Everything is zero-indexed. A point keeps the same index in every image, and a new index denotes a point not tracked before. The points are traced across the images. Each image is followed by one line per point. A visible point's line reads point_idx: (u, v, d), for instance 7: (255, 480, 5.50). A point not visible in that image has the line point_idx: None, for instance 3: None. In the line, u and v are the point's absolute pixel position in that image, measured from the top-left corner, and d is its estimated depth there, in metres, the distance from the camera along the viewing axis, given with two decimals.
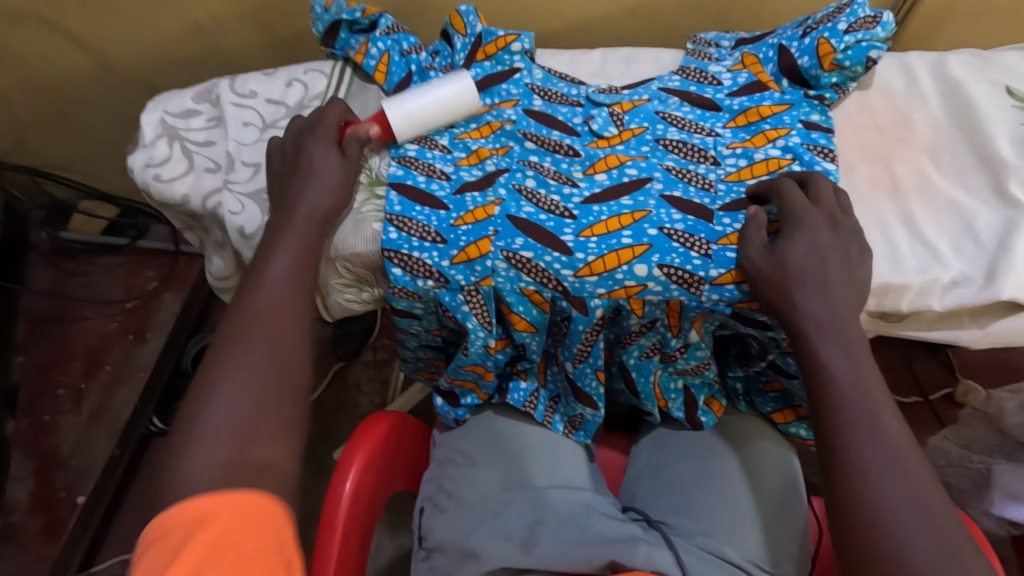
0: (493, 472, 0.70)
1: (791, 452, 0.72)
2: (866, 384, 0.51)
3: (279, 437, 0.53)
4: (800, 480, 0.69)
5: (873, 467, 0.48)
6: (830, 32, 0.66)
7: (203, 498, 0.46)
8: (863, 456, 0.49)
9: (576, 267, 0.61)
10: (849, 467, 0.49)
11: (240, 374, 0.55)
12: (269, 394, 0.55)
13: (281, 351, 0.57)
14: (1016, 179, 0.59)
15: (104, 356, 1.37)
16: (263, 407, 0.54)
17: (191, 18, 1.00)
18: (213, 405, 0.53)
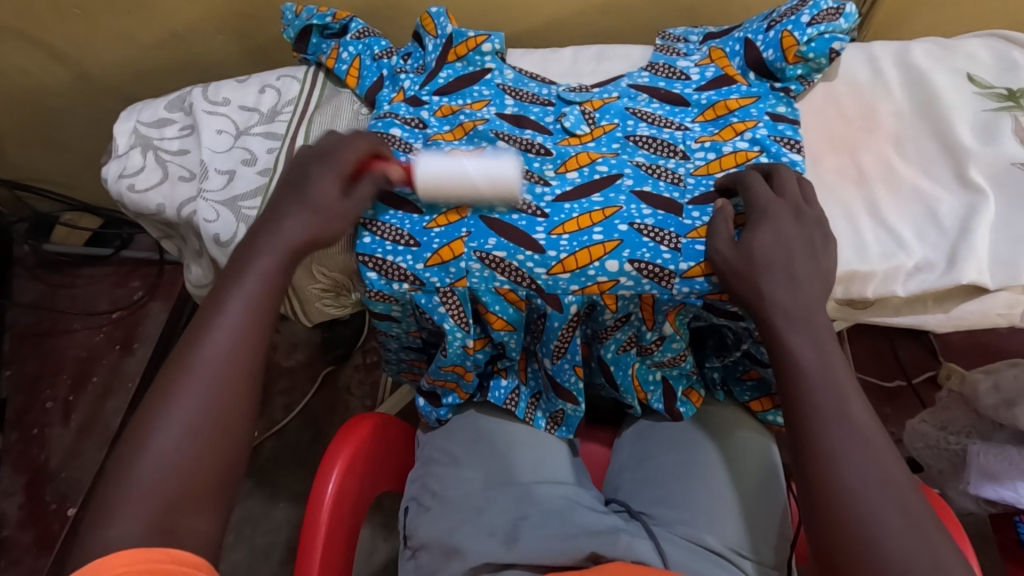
0: (477, 470, 0.70)
1: (769, 439, 0.72)
2: (833, 371, 0.52)
3: (207, 503, 0.50)
4: (780, 467, 0.70)
5: (841, 453, 0.49)
6: (793, 25, 0.67)
7: (124, 554, 0.45)
8: (831, 444, 0.50)
9: (549, 265, 0.62)
10: (819, 454, 0.50)
11: (182, 421, 0.52)
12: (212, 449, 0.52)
13: (230, 393, 0.54)
14: (977, 165, 0.60)
15: (92, 368, 1.37)
16: (208, 461, 0.51)
17: (165, 28, 1.00)
18: (148, 455, 0.50)
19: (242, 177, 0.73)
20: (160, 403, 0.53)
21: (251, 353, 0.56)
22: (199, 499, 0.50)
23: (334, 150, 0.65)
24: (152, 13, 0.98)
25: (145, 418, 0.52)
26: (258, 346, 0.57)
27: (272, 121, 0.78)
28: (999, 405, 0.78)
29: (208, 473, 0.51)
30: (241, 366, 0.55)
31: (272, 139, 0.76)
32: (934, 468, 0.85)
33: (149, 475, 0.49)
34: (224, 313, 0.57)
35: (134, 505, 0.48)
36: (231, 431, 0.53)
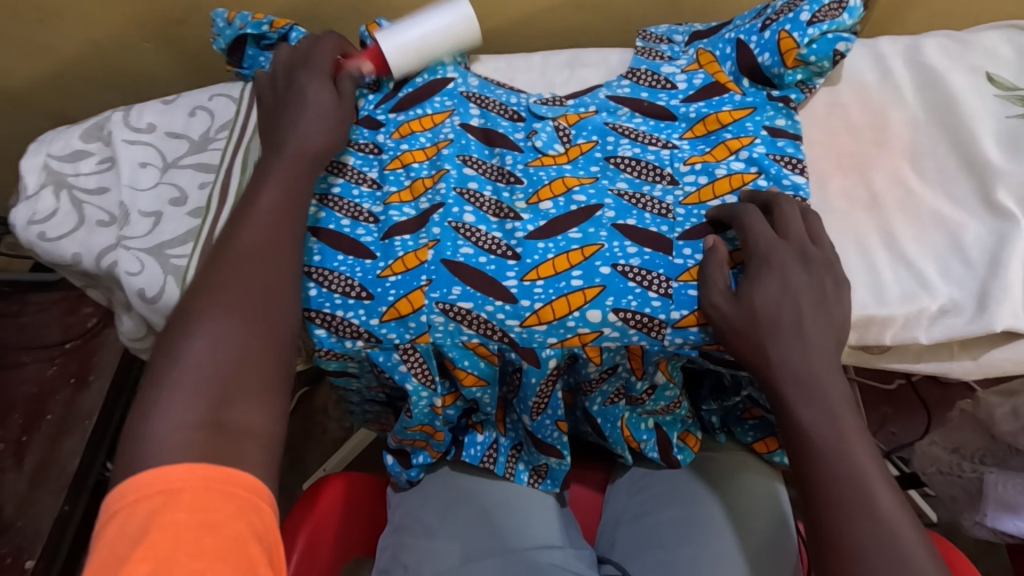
0: (452, 540, 0.63)
1: (777, 480, 0.66)
2: (850, 445, 0.45)
3: (258, 396, 0.46)
4: (790, 515, 0.63)
5: (864, 546, 0.43)
6: (791, 24, 0.58)
7: (179, 466, 0.40)
8: (851, 536, 0.43)
9: (521, 316, 0.54)
10: (839, 548, 0.43)
11: (220, 312, 0.48)
12: (253, 344, 0.48)
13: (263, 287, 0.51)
14: (1005, 185, 0.52)
15: (45, 405, 1.27)
16: (248, 352, 0.47)
17: (86, 37, 0.89)
18: (187, 348, 0.46)
19: (170, 219, 0.63)
20: (193, 302, 0.49)
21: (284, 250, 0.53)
22: (244, 392, 0.46)
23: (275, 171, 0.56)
24: (69, 23, 0.86)
25: (180, 319, 0.48)
26: (291, 251, 0.54)
27: (204, 149, 0.68)
28: (1018, 433, 0.71)
29: (253, 364, 0.47)
30: (275, 259, 0.52)
31: (204, 171, 0.66)
32: (947, 495, 0.80)
33: (190, 366, 0.45)
34: (254, 213, 0.54)
35: (181, 397, 0.44)
36: (273, 327, 0.50)
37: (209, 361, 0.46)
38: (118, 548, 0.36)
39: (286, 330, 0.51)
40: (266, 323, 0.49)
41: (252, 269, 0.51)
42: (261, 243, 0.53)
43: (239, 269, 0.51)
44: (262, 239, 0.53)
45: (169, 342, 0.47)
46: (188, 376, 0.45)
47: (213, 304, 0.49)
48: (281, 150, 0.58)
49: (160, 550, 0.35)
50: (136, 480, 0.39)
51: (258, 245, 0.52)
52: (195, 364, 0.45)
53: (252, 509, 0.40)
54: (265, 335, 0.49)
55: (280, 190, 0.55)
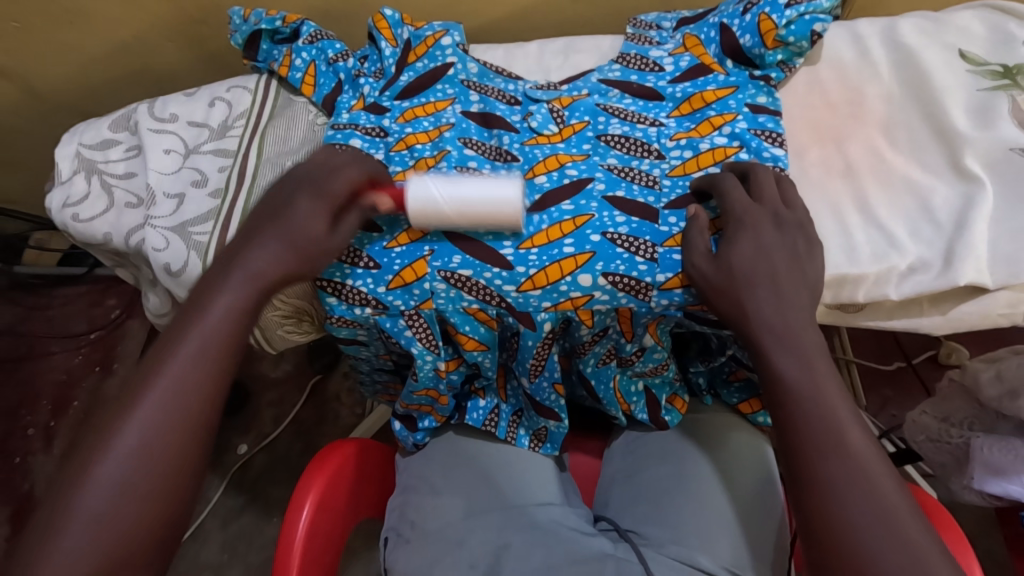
0: (455, 496, 0.67)
1: (763, 440, 0.69)
2: (825, 391, 0.49)
3: (143, 556, 0.47)
4: (777, 471, 0.67)
5: (837, 482, 0.46)
6: (770, 6, 0.62)
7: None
8: (827, 473, 0.46)
9: (518, 281, 0.58)
10: (814, 484, 0.47)
11: (123, 458, 0.48)
12: (152, 496, 0.48)
13: (174, 428, 0.50)
14: (973, 151, 0.56)
15: (73, 392, 1.33)
16: (143, 508, 0.48)
17: (112, 38, 0.94)
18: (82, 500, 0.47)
19: (193, 200, 0.68)
20: (109, 433, 0.49)
21: (206, 388, 0.51)
22: (129, 559, 0.47)
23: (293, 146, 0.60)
24: (96, 24, 0.92)
25: (93, 447, 0.49)
26: (218, 377, 0.52)
27: (223, 136, 0.73)
28: (1003, 397, 0.74)
29: (146, 525, 0.48)
30: (196, 395, 0.51)
31: (223, 155, 0.71)
32: (936, 462, 0.82)
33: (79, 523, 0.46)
34: (189, 332, 0.53)
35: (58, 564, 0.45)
36: (176, 475, 0.49)
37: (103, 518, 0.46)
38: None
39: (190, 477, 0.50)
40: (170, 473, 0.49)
41: (167, 407, 0.50)
42: (185, 376, 0.51)
43: (157, 405, 0.50)
44: (188, 371, 0.51)
45: (79, 467, 0.48)
46: (78, 532, 0.46)
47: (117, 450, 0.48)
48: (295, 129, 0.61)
49: None
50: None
51: (177, 386, 0.51)
52: (89, 522, 0.46)
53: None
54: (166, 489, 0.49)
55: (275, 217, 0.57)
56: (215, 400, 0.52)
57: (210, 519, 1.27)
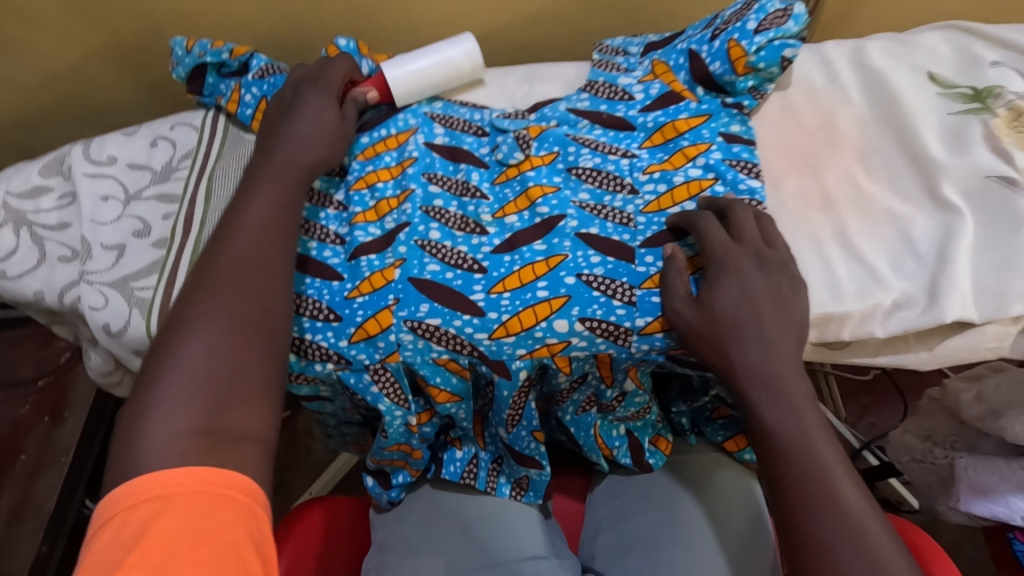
0: (435, 558, 0.63)
1: (751, 478, 0.68)
2: (815, 442, 0.46)
3: (253, 397, 0.48)
4: (765, 508, 0.65)
5: (833, 543, 0.43)
6: (739, 33, 0.60)
7: (178, 471, 0.41)
8: (822, 533, 0.44)
9: (490, 329, 0.54)
10: (809, 545, 0.44)
11: (214, 314, 0.49)
12: (247, 338, 0.49)
13: (251, 286, 0.52)
14: (950, 180, 0.54)
15: (20, 443, 1.25)
16: (241, 352, 0.48)
17: (43, 71, 0.87)
18: (185, 350, 0.48)
19: (134, 252, 0.63)
20: (186, 310, 0.50)
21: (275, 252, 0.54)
22: (239, 394, 0.47)
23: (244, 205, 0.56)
24: (24, 56, 0.85)
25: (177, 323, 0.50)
26: (283, 257, 0.54)
27: (167, 180, 0.68)
28: (984, 416, 0.74)
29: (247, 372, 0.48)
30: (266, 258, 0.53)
31: (167, 202, 0.66)
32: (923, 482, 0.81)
33: (184, 370, 0.47)
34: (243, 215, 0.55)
35: (172, 402, 0.45)
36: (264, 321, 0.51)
37: (205, 361, 0.47)
38: (110, 553, 0.37)
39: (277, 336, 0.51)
40: (261, 322, 0.50)
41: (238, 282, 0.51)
42: (252, 252, 0.53)
43: (230, 270, 0.52)
44: (255, 246, 0.53)
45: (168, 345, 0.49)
46: (187, 377, 0.46)
47: (202, 313, 0.50)
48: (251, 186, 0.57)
49: (152, 555, 0.36)
50: (133, 486, 0.40)
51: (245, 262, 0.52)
52: (194, 364, 0.47)
53: (245, 512, 0.41)
54: (257, 335, 0.50)
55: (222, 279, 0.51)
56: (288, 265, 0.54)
57: None
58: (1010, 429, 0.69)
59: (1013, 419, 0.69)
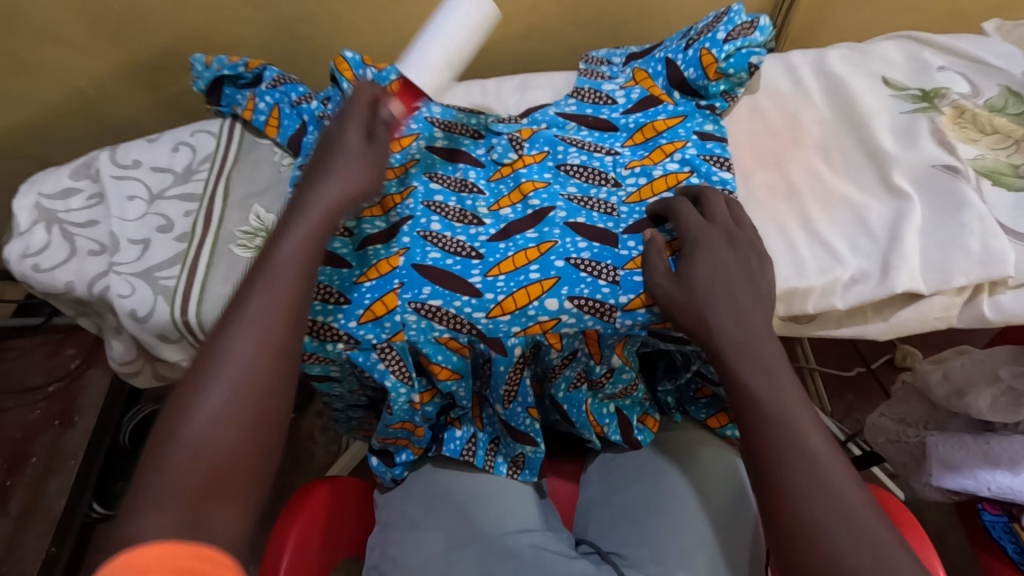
0: (436, 531, 0.67)
1: (734, 455, 0.72)
2: (786, 399, 0.51)
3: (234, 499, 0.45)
4: (748, 485, 0.69)
5: (804, 489, 0.48)
6: (710, 42, 0.67)
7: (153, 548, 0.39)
8: (792, 480, 0.48)
9: (487, 308, 0.59)
10: (778, 492, 0.49)
11: (223, 385, 0.47)
12: (253, 419, 0.47)
13: (264, 364, 0.49)
14: (901, 170, 0.60)
15: (29, 449, 1.27)
16: (243, 433, 0.46)
17: (66, 86, 0.93)
18: (179, 438, 0.45)
19: (159, 245, 0.68)
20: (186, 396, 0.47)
21: (292, 325, 0.51)
22: (225, 491, 0.45)
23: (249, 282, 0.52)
24: (50, 74, 0.91)
25: (188, 384, 0.48)
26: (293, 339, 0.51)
27: (187, 181, 0.73)
28: (950, 396, 0.79)
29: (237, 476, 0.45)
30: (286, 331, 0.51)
31: (188, 201, 0.72)
32: (897, 461, 0.86)
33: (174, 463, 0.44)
34: (264, 278, 0.52)
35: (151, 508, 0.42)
36: (272, 402, 0.49)
37: (207, 437, 0.45)
38: None
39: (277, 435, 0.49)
40: (268, 403, 0.48)
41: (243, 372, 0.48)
42: (260, 331, 0.50)
43: (246, 338, 0.49)
44: (263, 325, 0.50)
45: (174, 409, 0.47)
46: (182, 458, 0.44)
47: (215, 381, 0.47)
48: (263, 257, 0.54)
49: None
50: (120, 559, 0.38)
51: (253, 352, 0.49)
52: (193, 444, 0.45)
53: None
54: (263, 418, 0.48)
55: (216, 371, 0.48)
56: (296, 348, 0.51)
57: None
58: (975, 405, 0.75)
59: (976, 394, 0.75)
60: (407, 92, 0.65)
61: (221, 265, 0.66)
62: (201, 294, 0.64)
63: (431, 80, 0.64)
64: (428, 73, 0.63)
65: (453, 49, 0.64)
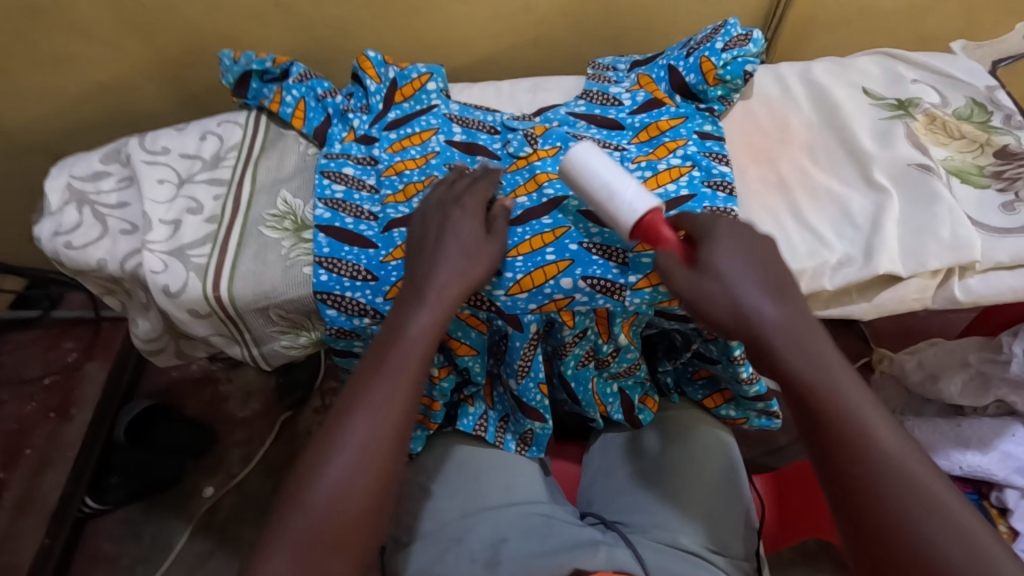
0: (452, 498, 0.72)
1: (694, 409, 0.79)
2: (806, 351, 0.53)
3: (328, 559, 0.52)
4: (694, 428, 0.76)
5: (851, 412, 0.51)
6: (709, 51, 0.73)
7: None
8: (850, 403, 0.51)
9: (507, 286, 0.64)
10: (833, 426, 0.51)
11: (348, 459, 0.55)
12: (371, 493, 0.54)
13: (382, 447, 0.56)
14: (880, 167, 0.67)
15: (26, 440, 1.26)
16: (359, 512, 0.54)
17: (91, 79, 0.96)
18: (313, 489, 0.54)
19: (189, 226, 0.71)
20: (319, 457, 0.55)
21: (405, 417, 0.57)
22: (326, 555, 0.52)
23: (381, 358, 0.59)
24: (77, 68, 0.94)
25: (320, 449, 0.56)
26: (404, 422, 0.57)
27: (216, 167, 0.77)
28: (924, 382, 0.87)
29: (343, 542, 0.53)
30: (399, 426, 0.57)
31: (217, 185, 0.75)
32: None
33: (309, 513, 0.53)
34: (386, 368, 0.58)
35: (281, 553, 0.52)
36: (383, 481, 0.55)
37: (329, 502, 0.53)
38: None
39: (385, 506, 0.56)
40: (383, 479, 0.55)
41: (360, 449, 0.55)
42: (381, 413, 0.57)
43: (367, 423, 0.56)
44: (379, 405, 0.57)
45: (307, 471, 0.55)
46: (314, 514, 0.53)
47: (343, 453, 0.55)
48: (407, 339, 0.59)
49: None
50: None
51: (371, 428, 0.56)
52: (312, 513, 0.53)
53: None
54: (378, 494, 0.55)
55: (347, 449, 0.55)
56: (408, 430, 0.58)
57: (175, 571, 1.19)
58: (947, 390, 0.83)
59: (948, 380, 0.83)
60: (658, 225, 0.56)
61: (251, 246, 0.69)
62: (232, 272, 0.68)
63: (644, 201, 0.56)
64: (635, 205, 0.55)
65: (606, 175, 0.58)
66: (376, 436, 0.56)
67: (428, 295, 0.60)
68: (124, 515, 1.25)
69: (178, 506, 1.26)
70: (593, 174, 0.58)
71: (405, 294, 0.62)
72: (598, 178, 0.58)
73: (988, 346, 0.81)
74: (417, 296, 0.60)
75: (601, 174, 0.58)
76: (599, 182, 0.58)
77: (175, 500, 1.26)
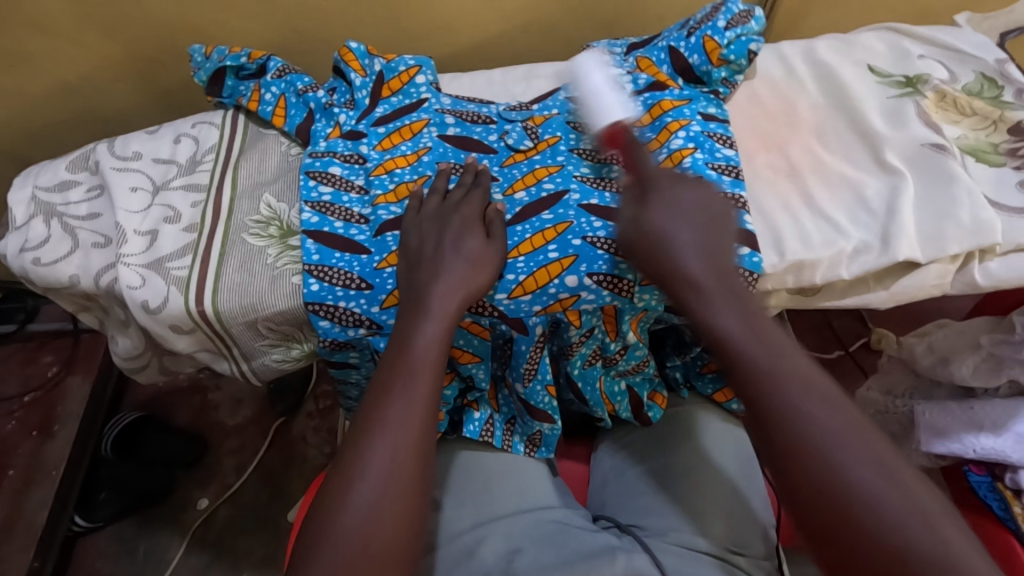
0: (459, 508, 0.68)
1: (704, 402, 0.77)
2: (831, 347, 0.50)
3: None
4: (708, 423, 0.75)
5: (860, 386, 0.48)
6: (712, 30, 0.69)
7: None
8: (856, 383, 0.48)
9: (509, 289, 0.60)
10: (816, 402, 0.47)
11: (370, 483, 0.52)
12: (399, 514, 0.51)
13: (406, 465, 0.53)
14: (892, 149, 0.64)
15: (6, 460, 1.18)
16: (385, 541, 0.50)
17: (55, 79, 0.90)
18: (338, 526, 0.50)
19: (167, 236, 0.66)
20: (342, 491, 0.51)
21: (424, 431, 0.54)
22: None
23: (400, 372, 0.55)
24: (39, 65, 0.88)
25: (341, 475, 0.52)
26: (425, 446, 0.54)
27: (193, 172, 0.72)
28: (935, 364, 0.86)
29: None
30: (420, 447, 0.54)
31: (195, 191, 0.70)
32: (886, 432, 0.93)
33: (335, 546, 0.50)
34: (399, 387, 0.55)
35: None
36: (412, 501, 0.52)
37: (357, 534, 0.50)
38: None
39: (413, 536, 0.52)
40: (405, 502, 0.52)
41: (385, 475, 0.52)
42: (404, 439, 0.53)
43: (389, 442, 0.53)
44: (401, 429, 0.54)
45: (330, 498, 0.52)
46: (337, 541, 0.50)
47: (366, 476, 0.52)
48: (420, 354, 0.56)
49: None
50: None
51: (393, 452, 0.53)
52: (339, 544, 0.50)
53: None
54: (405, 514, 0.52)
55: (371, 482, 0.51)
56: (430, 448, 0.55)
57: None
58: (959, 372, 0.81)
59: (960, 362, 0.81)
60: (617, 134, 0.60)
61: (235, 255, 0.65)
62: (216, 284, 0.63)
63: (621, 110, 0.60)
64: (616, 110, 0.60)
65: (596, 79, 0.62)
66: (397, 462, 0.53)
67: (432, 306, 0.57)
68: (115, 532, 1.21)
69: (173, 519, 1.21)
70: (595, 75, 0.63)
71: (407, 303, 0.59)
72: (593, 79, 0.63)
73: (999, 327, 0.81)
74: (421, 308, 0.57)
75: (598, 78, 0.63)
76: (599, 80, 0.62)
77: (170, 513, 1.22)
